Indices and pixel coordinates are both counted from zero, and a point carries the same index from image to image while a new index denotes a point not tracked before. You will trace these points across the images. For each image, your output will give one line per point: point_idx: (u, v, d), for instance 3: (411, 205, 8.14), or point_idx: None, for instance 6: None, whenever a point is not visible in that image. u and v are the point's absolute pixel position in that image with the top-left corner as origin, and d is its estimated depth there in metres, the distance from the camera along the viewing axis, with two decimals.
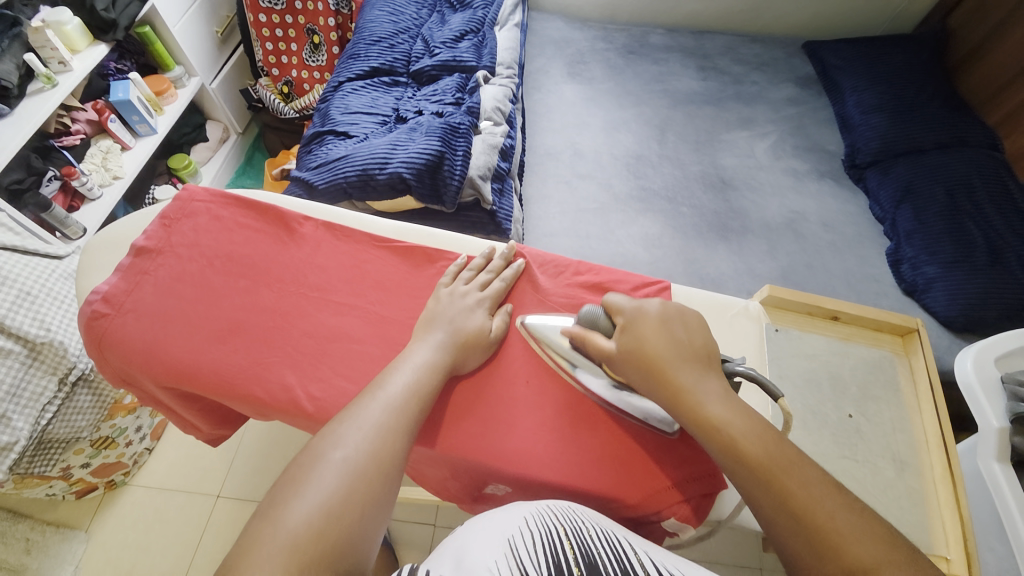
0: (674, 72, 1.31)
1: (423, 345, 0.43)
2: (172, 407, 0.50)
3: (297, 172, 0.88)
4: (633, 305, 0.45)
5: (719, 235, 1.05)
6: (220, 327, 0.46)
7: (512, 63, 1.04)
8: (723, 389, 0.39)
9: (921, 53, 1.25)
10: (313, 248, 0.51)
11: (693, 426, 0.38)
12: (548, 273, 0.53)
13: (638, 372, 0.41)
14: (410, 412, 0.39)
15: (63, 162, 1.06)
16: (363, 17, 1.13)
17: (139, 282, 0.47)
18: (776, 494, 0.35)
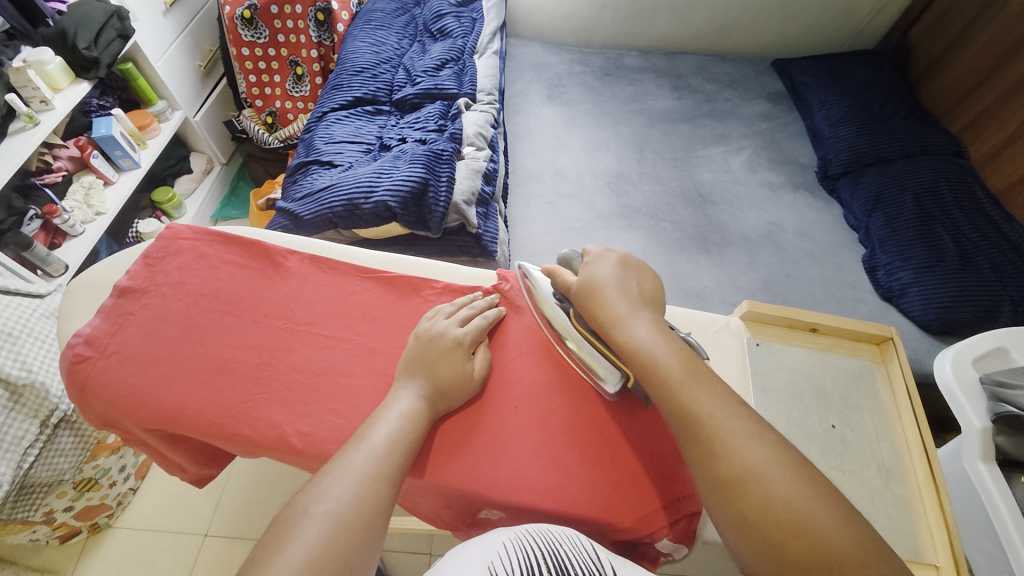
0: (649, 93, 1.36)
1: (406, 393, 0.43)
2: (157, 449, 0.49)
3: (282, 202, 0.89)
4: (602, 250, 0.50)
5: (701, 248, 1.07)
6: (208, 366, 0.46)
7: (493, 89, 1.06)
8: (658, 321, 0.44)
9: (882, 67, 1.31)
10: (300, 282, 0.51)
11: (621, 341, 0.43)
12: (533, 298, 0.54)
13: (586, 297, 0.46)
14: (394, 458, 0.39)
15: (45, 199, 1.04)
16: (345, 49, 1.16)
17: (122, 324, 0.47)
18: (677, 400, 0.38)
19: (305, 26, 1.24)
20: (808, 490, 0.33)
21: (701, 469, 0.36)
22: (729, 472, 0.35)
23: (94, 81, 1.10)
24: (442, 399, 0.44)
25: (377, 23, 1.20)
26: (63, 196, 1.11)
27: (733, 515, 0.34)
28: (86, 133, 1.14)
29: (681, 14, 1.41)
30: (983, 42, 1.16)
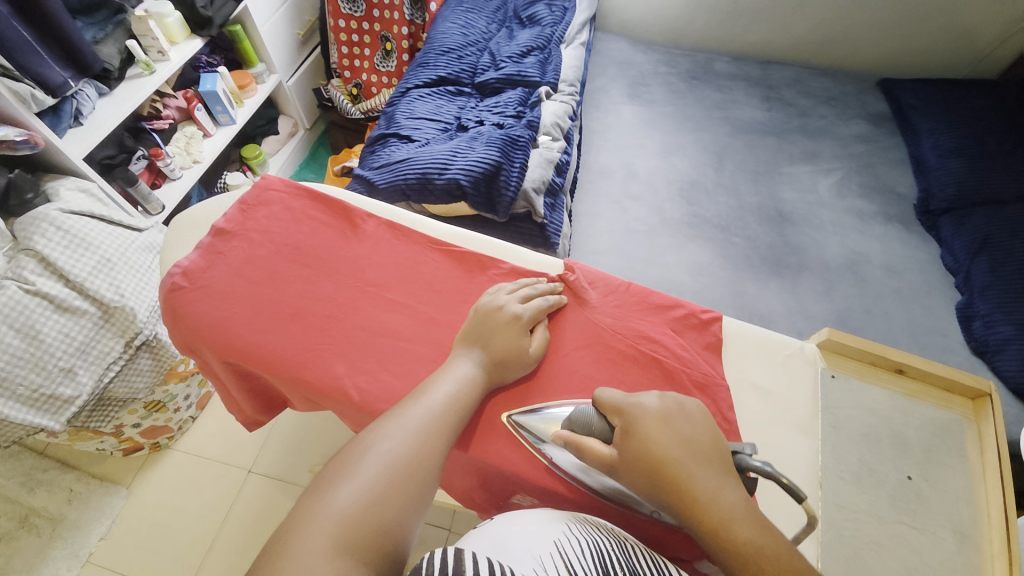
0: (737, 101, 1.29)
1: (465, 359, 0.44)
2: (226, 382, 0.53)
3: (360, 170, 0.93)
4: (631, 402, 0.41)
5: (772, 270, 1.01)
6: (282, 308, 0.49)
7: (575, 81, 1.05)
8: (741, 502, 0.36)
9: (1010, 98, 1.17)
10: (373, 245, 0.53)
11: (718, 549, 0.34)
12: (599, 292, 0.52)
13: (659, 490, 0.37)
14: (449, 418, 0.40)
15: (150, 143, 1.14)
16: (435, 29, 1.18)
17: (214, 261, 0.51)
18: None
19: (400, 4, 1.27)
20: None
21: None
22: None
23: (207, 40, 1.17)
24: (498, 370, 0.44)
25: (469, 5, 1.21)
26: (168, 142, 1.21)
27: None
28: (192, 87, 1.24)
29: (783, 20, 1.33)
30: None
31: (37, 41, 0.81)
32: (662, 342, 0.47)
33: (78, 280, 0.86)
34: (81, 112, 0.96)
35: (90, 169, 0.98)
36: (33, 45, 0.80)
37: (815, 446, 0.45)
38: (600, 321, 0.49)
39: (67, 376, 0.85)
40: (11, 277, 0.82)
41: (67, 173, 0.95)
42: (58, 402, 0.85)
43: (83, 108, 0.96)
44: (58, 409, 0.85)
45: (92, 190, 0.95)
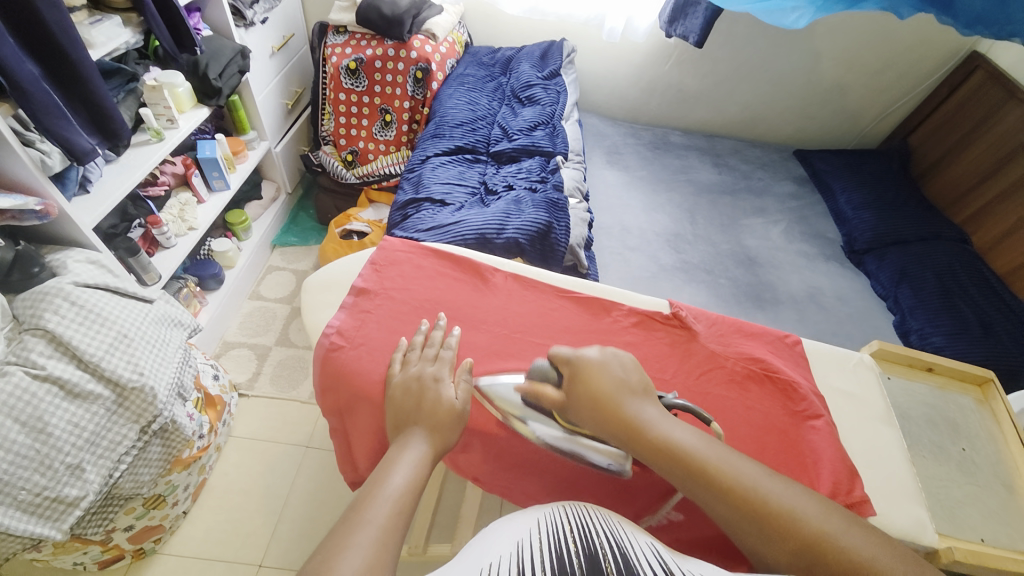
0: (694, 166, 1.53)
1: (413, 436, 0.43)
2: (359, 441, 0.52)
3: (402, 232, 0.97)
4: (577, 352, 0.48)
5: (756, 304, 1.19)
6: (413, 397, 0.46)
7: (580, 152, 1.21)
8: (660, 413, 0.44)
9: (890, 164, 1.54)
10: (506, 296, 0.58)
11: (641, 450, 0.42)
12: (703, 323, 0.61)
13: (597, 426, 0.44)
14: (410, 499, 0.38)
15: (146, 211, 1.07)
16: (442, 104, 1.29)
17: (363, 320, 0.53)
18: (723, 490, 0.40)
19: (403, 81, 1.37)
20: (878, 534, 0.38)
21: (774, 551, 0.37)
22: (809, 548, 0.37)
23: (212, 108, 1.17)
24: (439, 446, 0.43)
25: (469, 85, 1.35)
26: (160, 209, 1.15)
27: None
28: (189, 154, 1.21)
29: (717, 104, 1.64)
30: (975, 154, 1.38)
31: (66, 106, 0.77)
32: (770, 361, 0.57)
33: (94, 361, 0.75)
34: (92, 179, 0.91)
35: (97, 240, 0.91)
36: (62, 110, 0.75)
37: (898, 435, 0.56)
38: (712, 347, 0.59)
39: (73, 475, 0.73)
40: (15, 360, 0.72)
41: (72, 245, 0.88)
42: (61, 507, 0.72)
43: (92, 174, 0.91)
44: (61, 515, 0.72)
45: (100, 260, 0.87)
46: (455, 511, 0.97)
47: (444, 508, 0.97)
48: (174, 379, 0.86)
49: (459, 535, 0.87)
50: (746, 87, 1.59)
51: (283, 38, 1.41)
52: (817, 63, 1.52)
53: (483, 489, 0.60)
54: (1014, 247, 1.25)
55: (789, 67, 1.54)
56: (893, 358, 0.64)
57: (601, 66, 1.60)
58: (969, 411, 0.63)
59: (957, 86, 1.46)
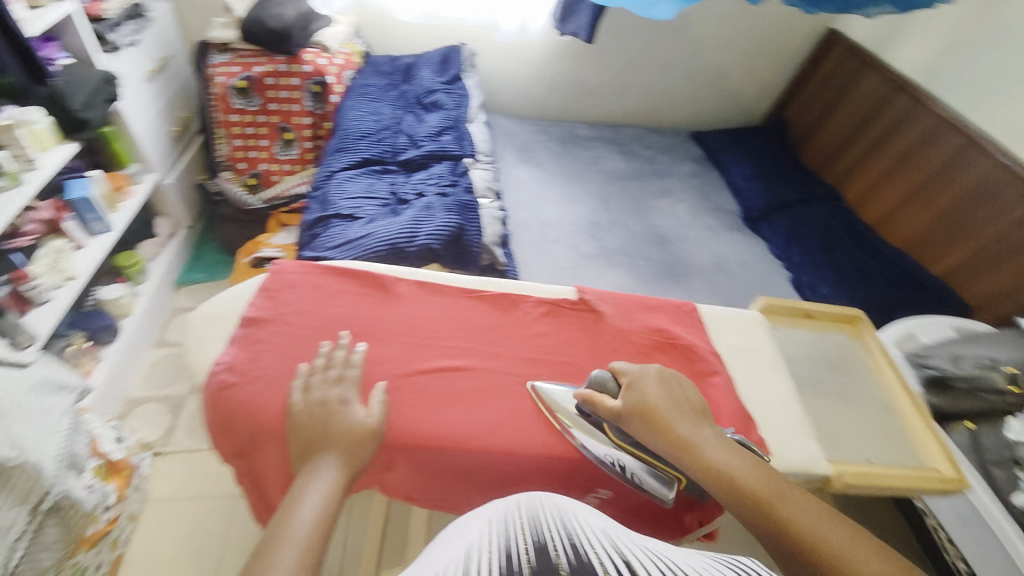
0: (603, 156, 1.60)
1: (326, 463, 0.42)
2: (270, 478, 0.50)
3: (313, 253, 0.93)
4: (638, 368, 0.52)
5: (670, 279, 1.27)
6: (318, 422, 0.45)
7: (490, 152, 1.22)
8: (719, 438, 0.47)
9: (771, 137, 1.70)
10: (414, 304, 0.58)
11: (694, 468, 0.45)
12: (610, 304, 0.64)
13: (648, 434, 0.47)
14: (325, 528, 0.38)
15: (10, 266, 0.96)
16: (343, 117, 1.25)
17: (258, 351, 0.51)
18: (773, 517, 0.41)
19: (299, 96, 1.31)
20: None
21: None
22: None
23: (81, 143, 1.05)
24: (350, 469, 0.42)
25: (371, 95, 1.31)
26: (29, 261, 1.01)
27: None
28: (59, 196, 1.08)
29: (617, 95, 1.73)
30: (838, 121, 1.56)
31: None
32: (670, 330, 0.61)
33: None
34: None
35: None
36: None
37: (786, 378, 0.62)
38: (618, 325, 0.62)
39: None
40: None
41: None
42: None
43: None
44: None
45: None
46: (405, 531, 0.94)
47: (393, 531, 0.94)
48: (65, 448, 0.76)
49: (410, 554, 0.85)
50: (640, 78, 1.69)
51: (159, 61, 1.31)
52: (699, 51, 1.65)
53: (418, 505, 0.59)
54: (877, 198, 1.42)
55: (675, 57, 1.65)
56: (779, 311, 0.71)
57: (503, 66, 1.62)
58: (846, 348, 0.72)
59: (819, 60, 1.65)
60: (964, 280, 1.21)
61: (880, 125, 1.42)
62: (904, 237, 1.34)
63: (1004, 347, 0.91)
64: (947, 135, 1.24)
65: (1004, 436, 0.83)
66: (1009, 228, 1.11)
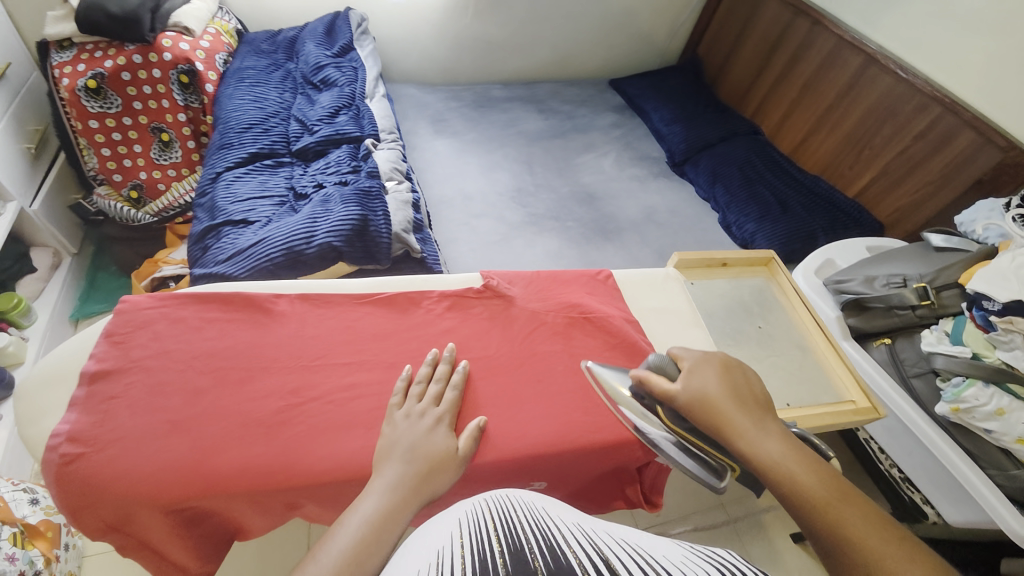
0: (521, 117, 1.53)
1: (387, 472, 0.44)
2: (161, 542, 0.46)
3: (202, 269, 0.83)
4: (698, 356, 0.53)
5: (603, 237, 1.25)
6: (395, 443, 0.46)
7: (393, 129, 1.12)
8: (780, 432, 0.47)
9: (687, 77, 1.68)
10: (299, 323, 0.54)
11: (750, 458, 0.45)
12: (517, 284, 0.64)
13: (706, 422, 0.47)
14: (369, 539, 0.40)
15: None
16: (222, 107, 1.10)
17: (109, 410, 0.45)
18: (827, 517, 0.40)
19: (167, 90, 1.15)
20: None
21: None
22: None
23: None
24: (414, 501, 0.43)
25: (251, 79, 1.17)
26: None
27: None
28: None
29: (528, 50, 1.64)
30: (748, 52, 1.54)
31: None
32: (585, 304, 0.62)
33: None
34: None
35: None
36: None
37: (703, 332, 0.64)
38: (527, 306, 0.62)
39: None
40: None
41: None
42: None
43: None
44: None
45: None
46: None
47: None
48: None
49: None
50: (550, 28, 1.60)
51: None
52: None
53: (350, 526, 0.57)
54: (791, 128, 1.44)
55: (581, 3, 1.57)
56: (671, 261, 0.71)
57: (401, 29, 1.49)
58: (763, 289, 0.74)
59: None
60: (873, 199, 1.25)
61: (785, 52, 1.43)
62: (820, 161, 1.37)
63: (911, 262, 0.93)
64: (847, 55, 1.25)
65: (920, 346, 0.85)
66: (911, 142, 1.14)
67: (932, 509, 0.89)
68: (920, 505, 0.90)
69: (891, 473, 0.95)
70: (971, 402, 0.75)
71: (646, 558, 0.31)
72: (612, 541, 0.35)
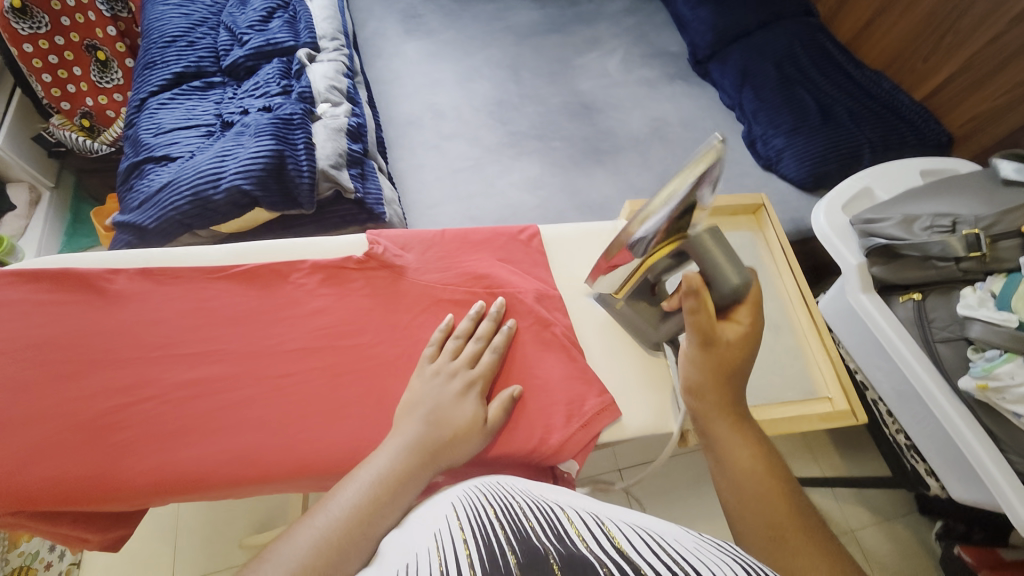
0: (511, 7, 1.43)
1: (413, 423, 0.62)
2: (58, 529, 0.67)
3: (126, 212, 0.94)
4: (744, 295, 0.63)
5: (595, 159, 1.16)
6: (431, 419, 0.63)
7: (334, 33, 1.16)
8: (760, 441, 0.59)
9: None
10: (171, 292, 0.76)
11: (712, 398, 0.60)
12: (397, 243, 0.85)
13: (706, 323, 0.60)
14: (371, 497, 0.54)
15: None
16: (150, 18, 1.15)
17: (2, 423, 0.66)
18: (766, 484, 0.54)
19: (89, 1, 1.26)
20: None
21: (760, 546, 0.49)
22: (777, 541, 0.49)
23: None
24: (436, 462, 0.60)
25: None
26: None
27: (763, 547, 0.49)
28: None
29: None
30: None
31: None
32: (488, 279, 0.81)
33: None
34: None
35: None
36: None
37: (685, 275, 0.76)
38: (417, 280, 0.81)
39: None
40: None
41: None
42: None
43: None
44: None
45: None
46: None
47: None
48: None
49: None
50: None
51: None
52: None
53: None
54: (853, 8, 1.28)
55: None
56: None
57: None
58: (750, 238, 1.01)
59: None
60: (944, 102, 1.24)
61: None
62: (880, 55, 1.37)
63: (970, 198, 0.96)
64: None
65: (955, 309, 0.92)
66: (1006, 26, 1.09)
67: (935, 481, 1.06)
68: (923, 475, 1.07)
69: (899, 440, 1.11)
70: (1002, 379, 0.81)
71: (663, 546, 0.37)
72: (629, 526, 0.41)
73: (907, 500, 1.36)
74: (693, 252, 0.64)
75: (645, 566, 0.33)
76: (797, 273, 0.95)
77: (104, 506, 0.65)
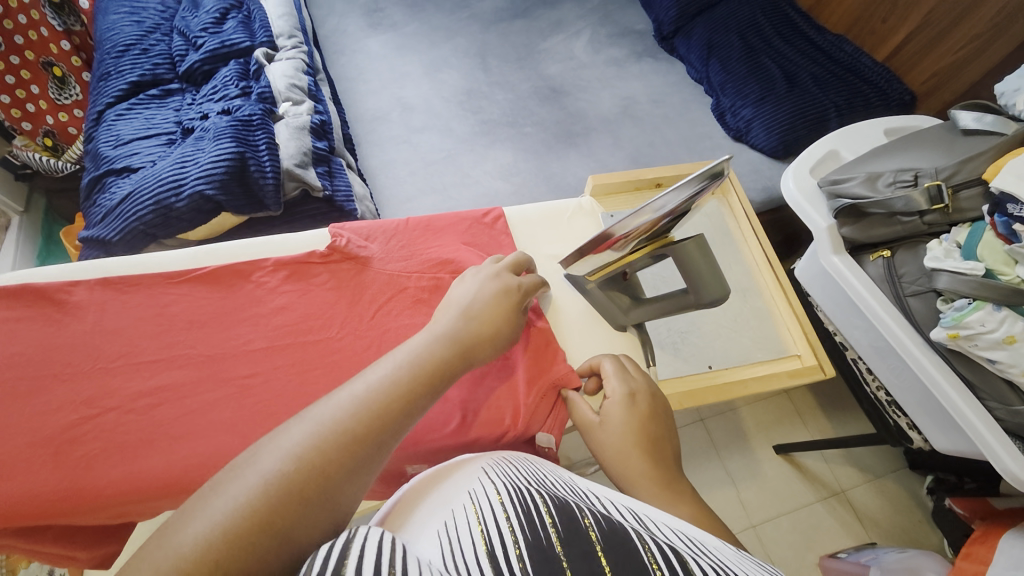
0: (662, 98, 1.65)
1: (445, 318, 0.65)
2: (40, 546, 0.69)
3: (140, 175, 1.07)
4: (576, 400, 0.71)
5: None
6: (487, 307, 0.68)
7: (514, 116, 1.58)
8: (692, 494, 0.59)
9: (846, 45, 1.61)
10: (329, 270, 0.81)
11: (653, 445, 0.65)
12: (401, 246, 0.84)
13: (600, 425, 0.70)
14: (369, 401, 0.49)
15: (87, 201, 1.16)
16: (269, 31, 1.34)
17: (11, 402, 0.68)
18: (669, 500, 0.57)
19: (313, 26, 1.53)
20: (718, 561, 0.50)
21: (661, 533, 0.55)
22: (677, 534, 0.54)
23: (144, 98, 1.24)
24: (467, 357, 0.61)
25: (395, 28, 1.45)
26: (86, 195, 1.17)
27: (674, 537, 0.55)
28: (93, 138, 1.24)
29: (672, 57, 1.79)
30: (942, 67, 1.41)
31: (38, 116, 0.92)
32: (456, 269, 0.81)
33: None
34: (117, 199, 1.05)
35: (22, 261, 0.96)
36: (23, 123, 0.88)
37: (775, 345, 0.82)
38: (381, 270, 0.81)
39: None
40: None
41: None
42: None
43: (103, 201, 1.09)
44: None
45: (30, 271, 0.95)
46: None
47: None
48: None
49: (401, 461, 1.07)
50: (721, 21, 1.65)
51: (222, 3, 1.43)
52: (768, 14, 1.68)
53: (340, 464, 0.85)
54: (930, 100, 1.46)
55: (735, 13, 1.67)
56: (605, 188, 0.94)
57: (559, 27, 1.78)
58: (760, 313, 0.85)
59: None
60: None
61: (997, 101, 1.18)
62: None
63: None
64: None
65: None
66: None
67: None
68: None
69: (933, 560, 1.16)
70: None
71: (707, 554, 0.34)
72: (670, 528, 0.39)
73: (879, 488, 1.53)
74: (678, 257, 0.66)
75: (688, 560, 0.31)
76: (762, 237, 0.89)
77: (75, 518, 0.64)
